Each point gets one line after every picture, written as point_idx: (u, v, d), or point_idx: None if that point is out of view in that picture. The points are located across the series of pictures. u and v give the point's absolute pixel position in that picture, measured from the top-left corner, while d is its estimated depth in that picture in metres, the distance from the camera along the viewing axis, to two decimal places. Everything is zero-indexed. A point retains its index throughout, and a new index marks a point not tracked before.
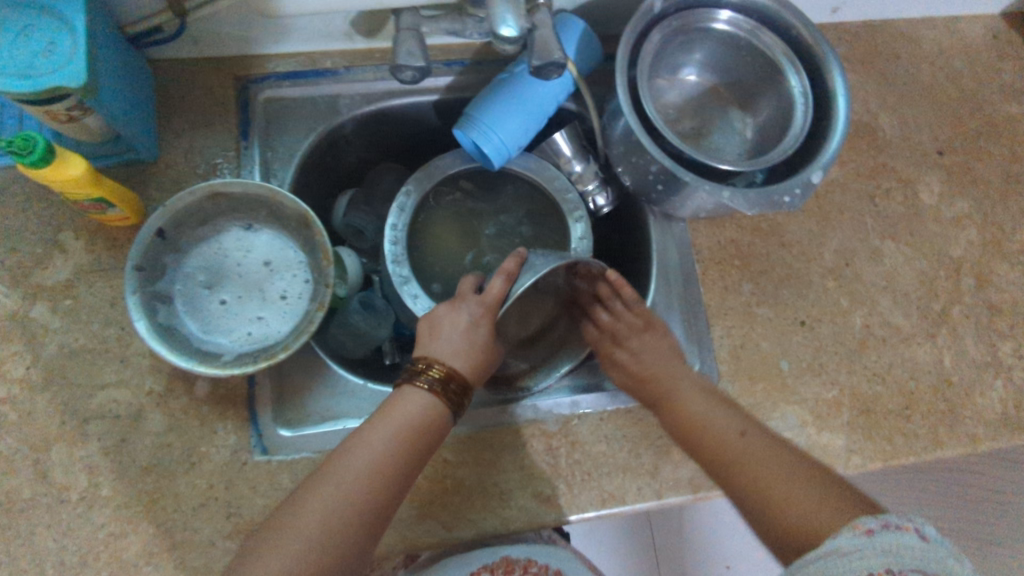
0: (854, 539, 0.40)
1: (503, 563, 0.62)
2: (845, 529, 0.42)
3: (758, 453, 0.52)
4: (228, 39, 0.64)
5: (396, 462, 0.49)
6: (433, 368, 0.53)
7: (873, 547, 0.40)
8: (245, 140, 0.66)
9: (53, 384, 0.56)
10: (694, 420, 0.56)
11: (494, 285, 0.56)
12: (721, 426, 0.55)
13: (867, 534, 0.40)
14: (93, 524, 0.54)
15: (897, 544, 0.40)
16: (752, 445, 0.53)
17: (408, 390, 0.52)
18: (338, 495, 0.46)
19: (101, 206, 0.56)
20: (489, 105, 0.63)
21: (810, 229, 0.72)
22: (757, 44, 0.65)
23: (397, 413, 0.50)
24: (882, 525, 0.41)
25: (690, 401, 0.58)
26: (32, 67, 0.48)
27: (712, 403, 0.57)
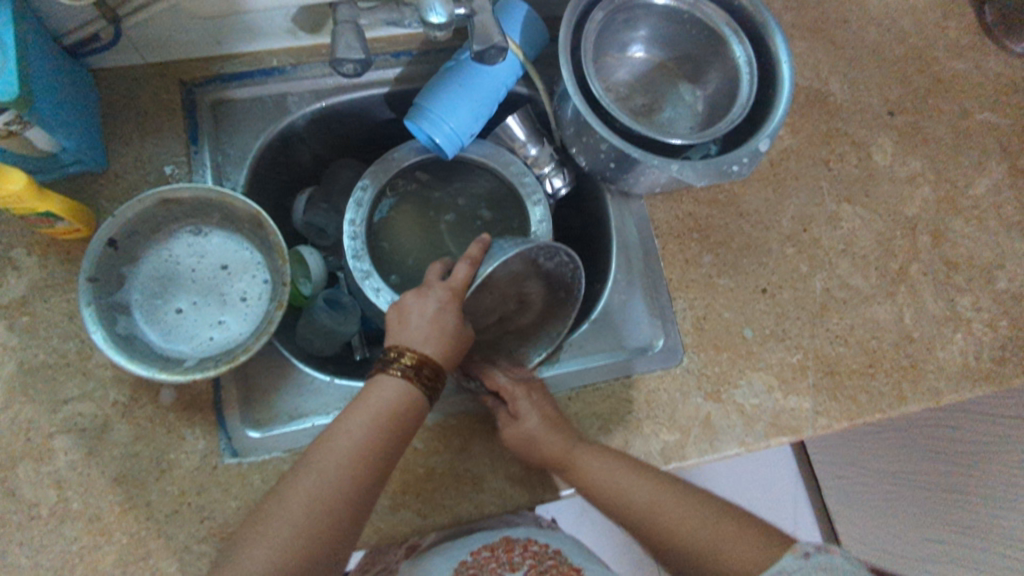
0: (794, 562, 0.44)
1: (503, 542, 0.59)
2: (790, 553, 0.45)
3: (667, 496, 0.54)
4: (170, 44, 0.64)
5: (376, 451, 0.49)
6: (405, 356, 0.52)
7: (808, 567, 0.43)
8: (195, 145, 0.65)
9: (15, 402, 0.56)
10: (598, 481, 0.55)
11: (459, 271, 0.57)
12: (630, 481, 0.55)
13: (805, 556, 0.44)
14: (66, 538, 0.54)
15: (832, 564, 0.43)
16: (650, 492, 0.54)
17: (383, 379, 0.52)
18: (319, 485, 0.46)
19: (49, 220, 0.55)
20: (437, 93, 0.63)
21: (767, 197, 0.73)
22: (699, 15, 0.65)
23: (374, 402, 0.50)
24: (818, 547, 0.44)
25: (588, 462, 0.56)
26: None
27: (606, 458, 0.57)
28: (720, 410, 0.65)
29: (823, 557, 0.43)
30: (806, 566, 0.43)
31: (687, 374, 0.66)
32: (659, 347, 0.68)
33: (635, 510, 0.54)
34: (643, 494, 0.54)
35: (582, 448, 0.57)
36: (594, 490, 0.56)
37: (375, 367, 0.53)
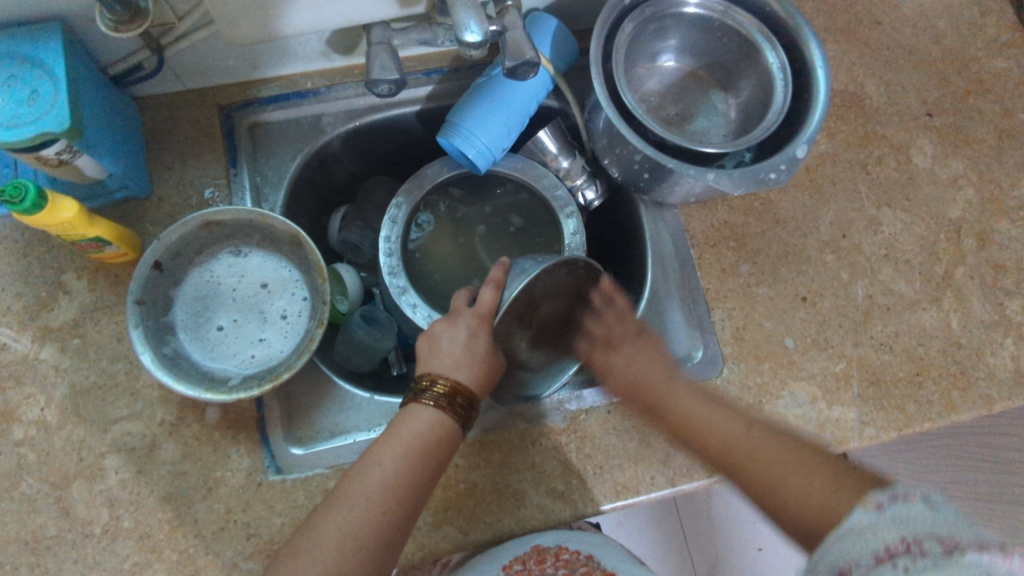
0: (866, 516, 0.38)
1: (534, 553, 0.58)
2: (861, 506, 0.40)
3: (755, 439, 0.52)
4: (209, 71, 0.65)
5: (409, 481, 0.49)
6: (439, 385, 0.53)
7: (884, 520, 0.37)
8: (234, 168, 0.66)
9: (69, 423, 0.58)
10: (686, 419, 0.56)
11: (486, 296, 0.58)
12: (717, 420, 0.55)
13: (879, 510, 0.38)
14: (118, 556, 0.55)
15: (908, 513, 0.36)
16: (733, 428, 0.53)
17: (413, 408, 0.52)
18: (355, 515, 0.46)
19: (98, 245, 0.57)
20: (469, 111, 0.64)
21: (804, 203, 0.72)
22: (731, 23, 0.64)
23: (404, 433, 0.50)
24: (893, 497, 0.38)
25: (679, 405, 0.57)
26: (17, 115, 0.50)
27: (698, 400, 0.56)
28: None
29: (896, 511, 0.37)
30: (879, 522, 0.37)
31: (727, 385, 0.65)
32: (698, 357, 0.67)
33: (715, 446, 0.53)
34: (730, 435, 0.53)
35: (677, 390, 0.58)
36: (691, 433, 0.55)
37: (409, 396, 0.53)
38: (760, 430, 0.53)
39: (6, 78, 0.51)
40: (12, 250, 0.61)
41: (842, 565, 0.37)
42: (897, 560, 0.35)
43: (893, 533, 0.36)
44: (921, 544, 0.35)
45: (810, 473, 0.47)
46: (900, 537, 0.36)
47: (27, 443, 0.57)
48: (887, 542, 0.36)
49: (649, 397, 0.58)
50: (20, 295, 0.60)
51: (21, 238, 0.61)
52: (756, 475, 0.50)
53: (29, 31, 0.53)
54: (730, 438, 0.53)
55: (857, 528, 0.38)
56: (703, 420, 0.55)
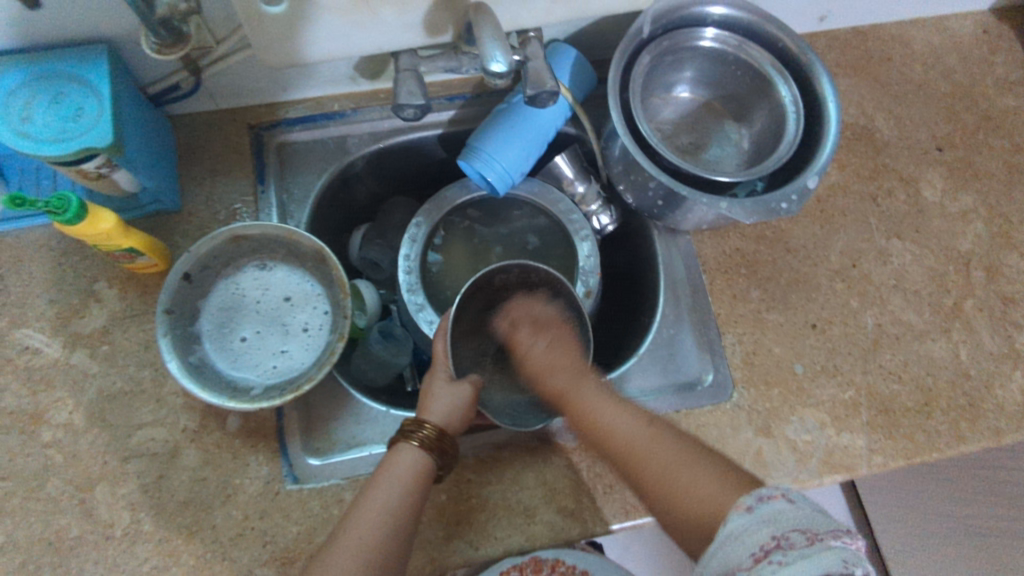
0: (739, 520, 0.44)
1: (531, 562, 0.60)
2: (732, 512, 0.45)
3: (642, 436, 0.55)
4: (241, 92, 0.68)
5: (405, 524, 0.51)
6: (425, 427, 0.55)
7: (756, 522, 0.43)
8: (262, 185, 0.69)
9: (94, 427, 0.60)
10: (595, 419, 0.58)
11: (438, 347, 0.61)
12: (626, 428, 0.57)
13: (748, 511, 0.44)
14: (138, 559, 0.57)
15: (777, 512, 0.43)
16: (639, 439, 0.55)
17: (402, 451, 0.54)
18: (360, 571, 0.47)
19: (131, 255, 0.60)
20: (489, 136, 0.66)
21: (814, 233, 0.73)
22: (745, 57, 0.67)
23: (395, 475, 0.52)
24: (758, 499, 0.44)
25: (585, 400, 0.59)
26: (64, 130, 0.53)
27: (608, 402, 0.59)
28: (771, 446, 0.65)
29: (764, 510, 0.43)
30: (751, 523, 0.43)
31: (736, 409, 0.66)
32: (708, 381, 0.68)
33: (614, 446, 0.56)
34: (620, 428, 0.57)
35: (559, 377, 0.61)
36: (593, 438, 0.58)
37: (395, 437, 0.55)
38: (664, 436, 0.55)
39: (54, 95, 0.54)
40: (49, 259, 0.64)
41: (729, 568, 0.42)
42: (771, 555, 0.40)
43: (762, 531, 0.42)
44: (789, 538, 0.40)
45: (684, 463, 0.52)
46: (771, 534, 0.41)
47: (55, 445, 0.59)
48: (759, 539, 0.41)
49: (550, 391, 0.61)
50: (54, 302, 0.63)
51: (58, 247, 0.64)
52: (639, 470, 0.54)
53: (75, 52, 0.56)
54: (621, 429, 0.57)
55: (734, 531, 0.43)
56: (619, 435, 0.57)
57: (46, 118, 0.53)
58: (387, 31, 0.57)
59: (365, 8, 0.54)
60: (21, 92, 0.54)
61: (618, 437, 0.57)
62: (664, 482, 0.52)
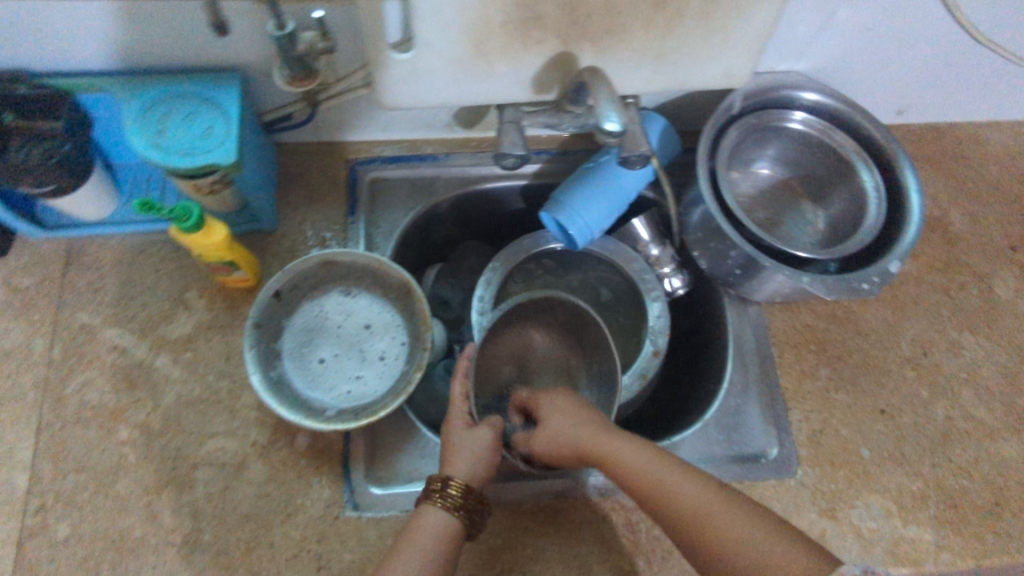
0: None
1: None
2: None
3: (711, 503, 0.47)
4: (345, 129, 0.72)
5: None
6: (452, 485, 0.53)
7: None
8: (352, 215, 0.72)
9: (169, 430, 0.61)
10: (647, 480, 0.51)
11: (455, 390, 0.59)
12: (686, 491, 0.49)
13: None
14: (193, 568, 0.57)
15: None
16: (704, 503, 0.47)
17: (428, 511, 0.52)
18: None
19: (228, 269, 0.62)
20: (575, 191, 0.69)
21: (886, 318, 0.73)
22: (829, 142, 0.69)
23: (420, 538, 0.51)
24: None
25: (629, 460, 0.52)
26: (194, 146, 0.57)
27: (657, 460, 0.51)
28: (836, 529, 0.63)
29: None
30: None
31: (800, 487, 0.65)
32: (773, 455, 0.67)
33: (680, 516, 0.48)
34: (685, 500, 0.48)
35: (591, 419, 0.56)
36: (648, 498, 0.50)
37: (422, 495, 0.54)
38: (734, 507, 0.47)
39: (188, 114, 0.58)
40: (148, 264, 0.67)
41: None
42: None
43: None
44: None
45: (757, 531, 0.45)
46: None
47: (130, 444, 0.60)
48: None
49: (593, 451, 0.54)
50: (146, 306, 0.65)
51: (156, 254, 0.68)
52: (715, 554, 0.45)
53: (211, 77, 0.60)
54: (683, 495, 0.49)
55: None
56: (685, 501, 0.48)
57: (180, 134, 0.57)
58: (499, 85, 0.61)
59: (483, 64, 0.58)
60: (159, 109, 0.58)
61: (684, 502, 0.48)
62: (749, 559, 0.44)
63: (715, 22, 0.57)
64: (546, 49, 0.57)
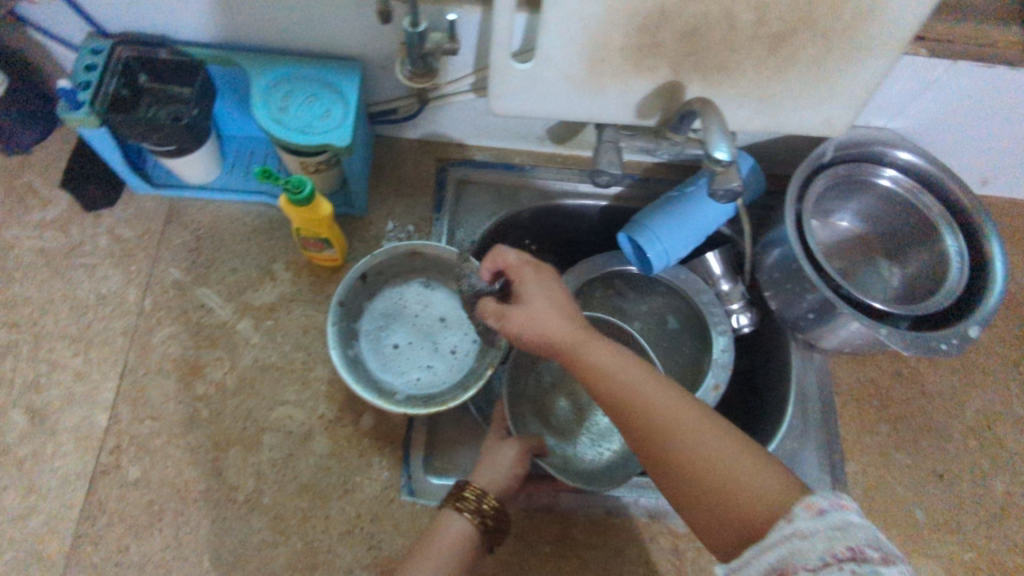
0: (809, 522, 0.36)
1: None
2: (797, 508, 0.38)
3: (680, 412, 0.45)
4: (442, 129, 0.75)
5: None
6: (470, 491, 0.55)
7: (823, 527, 0.36)
8: (437, 213, 0.74)
9: (242, 392, 0.63)
10: (611, 383, 0.47)
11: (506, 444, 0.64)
12: (658, 394, 0.46)
13: (821, 515, 0.37)
14: (251, 528, 0.58)
15: (847, 522, 0.36)
16: (677, 411, 0.45)
17: (449, 515, 0.54)
18: None
19: (321, 246, 0.65)
20: (658, 217, 0.70)
21: (952, 383, 0.73)
22: (916, 202, 0.70)
23: (440, 539, 0.53)
24: (833, 504, 0.37)
25: (598, 362, 0.48)
26: (313, 126, 0.60)
27: (623, 361, 0.48)
28: None
29: (836, 516, 0.36)
30: (820, 525, 0.36)
31: None
32: None
33: (647, 423, 0.45)
34: (657, 406, 0.45)
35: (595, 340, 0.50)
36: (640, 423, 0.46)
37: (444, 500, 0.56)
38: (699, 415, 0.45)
39: (310, 95, 0.61)
40: (242, 232, 0.70)
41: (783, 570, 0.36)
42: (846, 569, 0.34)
43: (835, 543, 0.35)
44: (864, 553, 0.35)
45: (728, 443, 0.43)
46: (845, 547, 0.35)
47: (204, 399, 0.62)
48: (829, 551, 0.35)
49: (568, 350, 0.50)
50: (236, 271, 0.68)
51: (250, 222, 0.70)
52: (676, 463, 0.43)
53: (337, 63, 0.63)
54: (651, 399, 0.46)
55: (799, 534, 0.37)
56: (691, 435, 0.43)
57: (301, 113, 0.60)
58: (605, 105, 0.63)
59: (594, 84, 0.60)
60: (284, 87, 0.61)
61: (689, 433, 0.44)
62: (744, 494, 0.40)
63: (826, 70, 0.59)
64: (657, 75, 0.59)
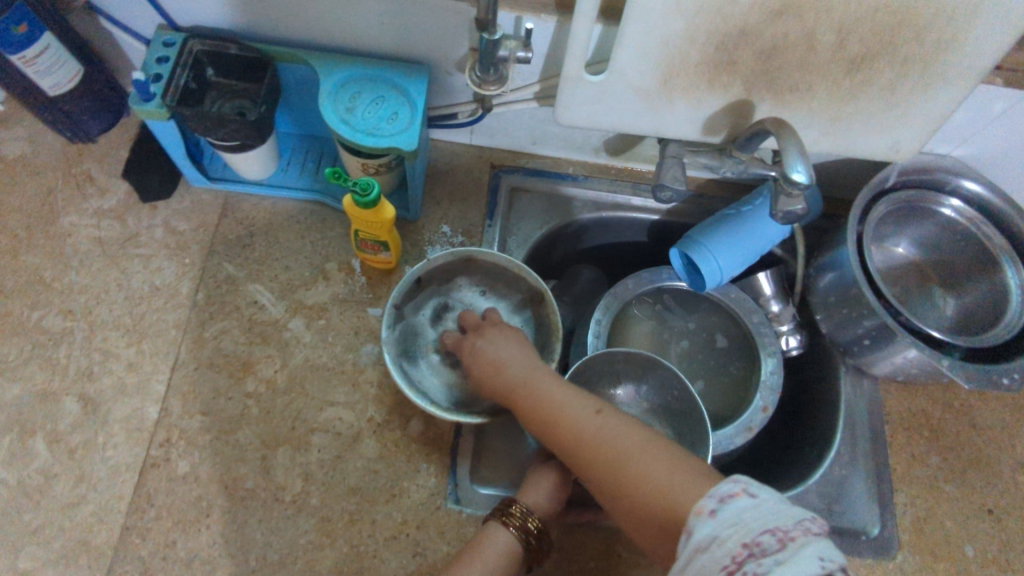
0: (702, 526, 0.36)
1: None
2: (692, 517, 0.37)
3: (601, 427, 0.48)
4: (498, 136, 0.75)
5: None
6: (515, 506, 0.55)
7: (718, 525, 0.35)
8: (490, 219, 0.74)
9: (293, 390, 0.63)
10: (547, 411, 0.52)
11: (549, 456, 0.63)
12: (582, 417, 0.50)
13: (711, 515, 0.36)
14: (298, 529, 0.58)
15: (738, 513, 0.35)
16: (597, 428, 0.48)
17: (493, 528, 0.54)
18: None
19: (377, 248, 0.64)
20: (714, 234, 0.69)
21: (1003, 417, 0.72)
22: (978, 233, 0.69)
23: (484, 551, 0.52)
24: (721, 500, 0.37)
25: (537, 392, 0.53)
26: (379, 129, 0.59)
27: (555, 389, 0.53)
28: None
29: (728, 511, 0.36)
30: (715, 525, 0.36)
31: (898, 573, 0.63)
32: (873, 534, 0.65)
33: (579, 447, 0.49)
34: (588, 426, 0.49)
35: (540, 377, 0.54)
36: (576, 449, 0.49)
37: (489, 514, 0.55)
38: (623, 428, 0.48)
39: (378, 98, 0.61)
40: (296, 230, 0.70)
41: None
42: (746, 567, 0.33)
43: (731, 540, 0.34)
44: (761, 543, 0.33)
45: (647, 448, 0.46)
46: (739, 542, 0.34)
47: (255, 396, 0.62)
48: (729, 550, 0.34)
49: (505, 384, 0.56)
50: (289, 268, 0.68)
51: (303, 221, 0.70)
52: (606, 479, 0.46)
53: (404, 67, 0.63)
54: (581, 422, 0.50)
55: (700, 544, 0.35)
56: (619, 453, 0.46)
57: (368, 115, 0.60)
58: (673, 120, 0.62)
59: (664, 98, 0.60)
60: (353, 88, 0.61)
61: (612, 446, 0.47)
62: (660, 496, 0.42)
63: (900, 95, 0.58)
64: (728, 93, 0.59)
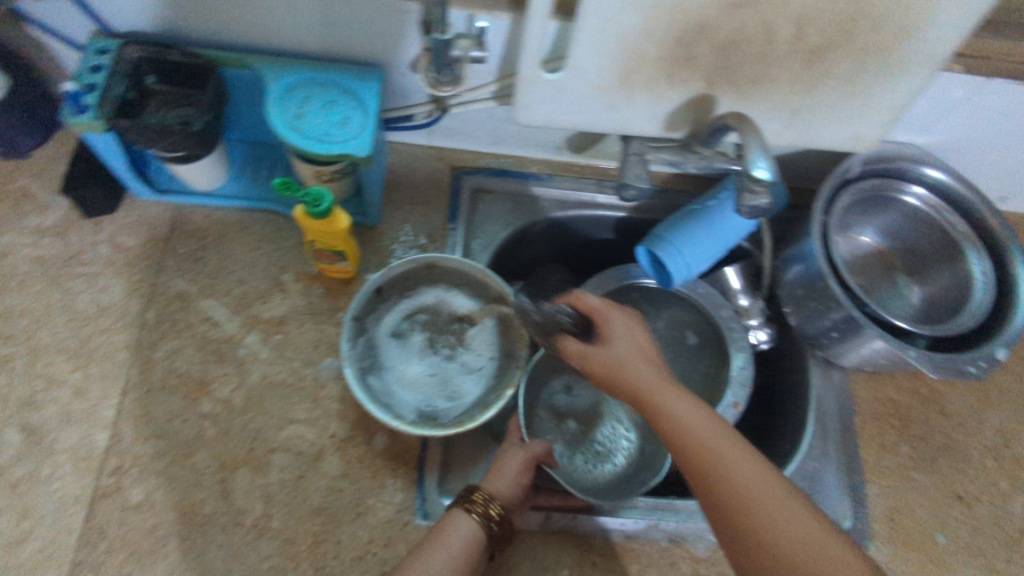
0: None
1: None
2: None
3: (728, 447, 0.46)
4: (458, 137, 0.73)
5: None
6: (479, 494, 0.55)
7: None
8: (453, 224, 0.72)
9: (251, 410, 0.60)
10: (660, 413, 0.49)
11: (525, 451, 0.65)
12: (707, 431, 0.47)
13: None
14: (259, 554, 0.55)
15: None
16: (725, 446, 0.46)
17: (456, 515, 0.53)
18: None
19: (334, 258, 0.62)
20: (680, 230, 0.68)
21: (969, 403, 0.72)
22: (940, 220, 0.69)
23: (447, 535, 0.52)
24: None
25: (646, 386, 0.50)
26: (329, 135, 0.57)
27: (675, 391, 0.50)
28: None
29: None
30: None
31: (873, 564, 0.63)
32: (847, 526, 0.65)
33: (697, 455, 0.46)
34: (708, 440, 0.47)
35: (649, 368, 0.51)
36: (687, 456, 0.47)
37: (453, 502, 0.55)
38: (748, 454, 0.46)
39: (328, 102, 0.58)
40: (250, 241, 0.67)
41: None
42: None
43: None
44: None
45: (774, 485, 0.44)
46: None
47: (211, 417, 0.60)
48: None
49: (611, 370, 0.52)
50: (244, 282, 0.65)
51: (258, 232, 0.68)
52: (720, 500, 0.44)
53: (355, 70, 0.61)
54: (701, 433, 0.47)
55: None
56: (751, 492, 0.44)
57: (318, 121, 0.57)
58: (633, 117, 0.61)
59: (624, 95, 0.58)
60: (302, 93, 0.58)
61: (734, 477, 0.45)
62: (789, 547, 0.41)
63: (860, 86, 0.57)
64: (688, 88, 0.58)
